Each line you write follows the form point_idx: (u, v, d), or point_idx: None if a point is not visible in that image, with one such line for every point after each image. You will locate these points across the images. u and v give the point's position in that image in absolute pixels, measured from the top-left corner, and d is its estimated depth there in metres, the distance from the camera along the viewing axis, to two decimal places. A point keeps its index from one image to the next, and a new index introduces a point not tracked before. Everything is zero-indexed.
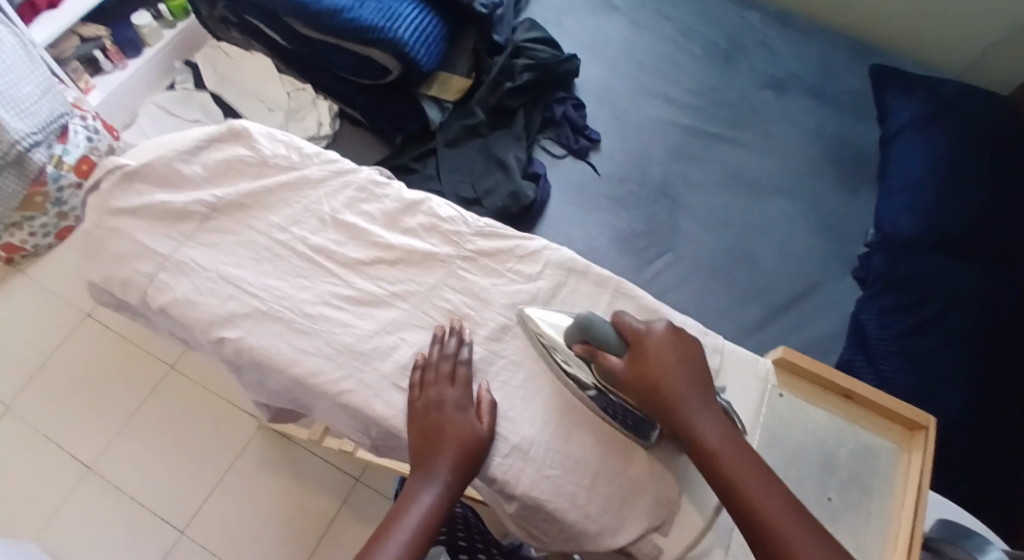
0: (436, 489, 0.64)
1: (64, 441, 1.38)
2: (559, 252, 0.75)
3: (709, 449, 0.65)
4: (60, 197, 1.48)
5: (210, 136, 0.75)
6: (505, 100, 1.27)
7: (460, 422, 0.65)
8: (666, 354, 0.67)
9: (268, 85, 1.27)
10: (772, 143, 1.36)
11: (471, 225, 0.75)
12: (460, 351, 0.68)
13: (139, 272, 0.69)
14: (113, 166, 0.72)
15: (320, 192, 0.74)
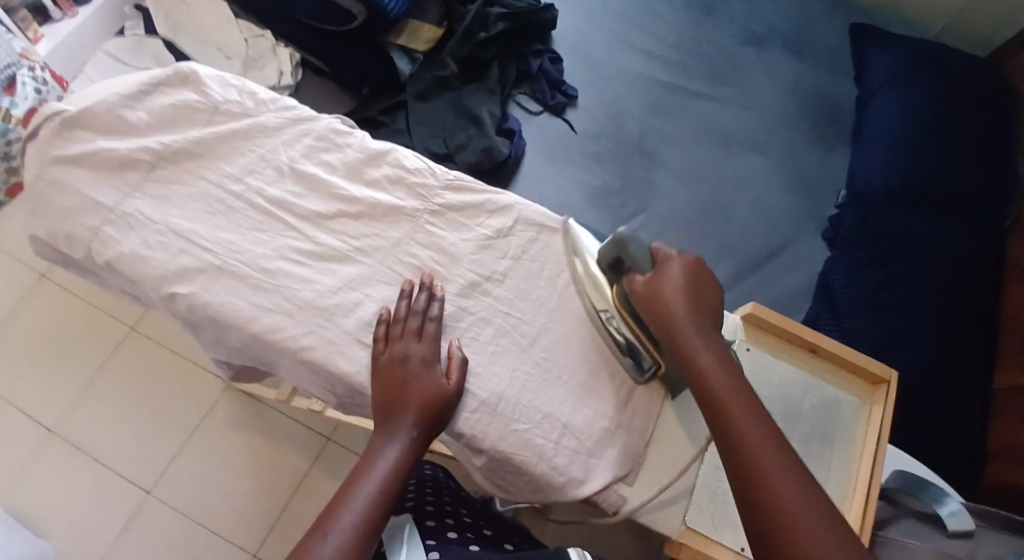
0: (399, 444, 0.61)
1: (22, 404, 1.33)
2: (532, 207, 0.72)
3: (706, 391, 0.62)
4: (10, 152, 1.42)
5: (154, 79, 0.69)
6: (477, 52, 1.23)
7: (431, 378, 0.63)
8: (682, 284, 0.65)
9: (226, 31, 1.17)
10: (749, 100, 1.34)
11: (439, 176, 0.72)
12: (430, 308, 0.65)
13: (81, 225, 0.64)
14: (51, 112, 0.66)
15: (276, 140, 0.70)
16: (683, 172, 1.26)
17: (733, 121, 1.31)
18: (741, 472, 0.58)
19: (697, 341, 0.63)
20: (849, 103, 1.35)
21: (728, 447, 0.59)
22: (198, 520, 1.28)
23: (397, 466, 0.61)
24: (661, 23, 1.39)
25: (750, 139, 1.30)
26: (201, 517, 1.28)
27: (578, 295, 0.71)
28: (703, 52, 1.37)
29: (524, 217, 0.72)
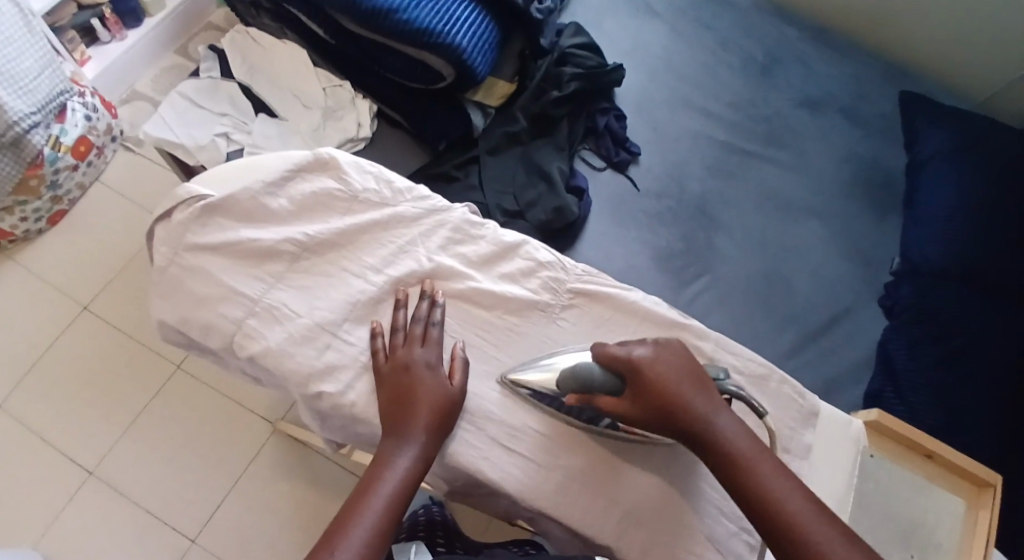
0: (411, 451, 0.65)
1: (64, 443, 1.36)
2: (659, 308, 0.75)
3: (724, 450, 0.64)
4: (56, 180, 1.42)
5: (295, 165, 0.73)
6: (549, 109, 1.24)
7: (433, 376, 0.68)
8: (668, 379, 0.65)
9: (304, 77, 1.19)
10: (809, 165, 1.30)
11: (573, 272, 0.76)
12: (432, 313, 0.71)
13: (222, 317, 0.68)
14: (194, 199, 0.70)
15: (414, 231, 0.74)
16: (745, 238, 1.23)
17: (791, 185, 1.28)
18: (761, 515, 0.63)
19: (703, 421, 0.65)
20: (900, 173, 1.31)
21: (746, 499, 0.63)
22: None
23: (409, 470, 0.65)
24: (721, 85, 1.38)
25: (813, 206, 1.27)
26: None
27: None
28: (761, 114, 1.35)
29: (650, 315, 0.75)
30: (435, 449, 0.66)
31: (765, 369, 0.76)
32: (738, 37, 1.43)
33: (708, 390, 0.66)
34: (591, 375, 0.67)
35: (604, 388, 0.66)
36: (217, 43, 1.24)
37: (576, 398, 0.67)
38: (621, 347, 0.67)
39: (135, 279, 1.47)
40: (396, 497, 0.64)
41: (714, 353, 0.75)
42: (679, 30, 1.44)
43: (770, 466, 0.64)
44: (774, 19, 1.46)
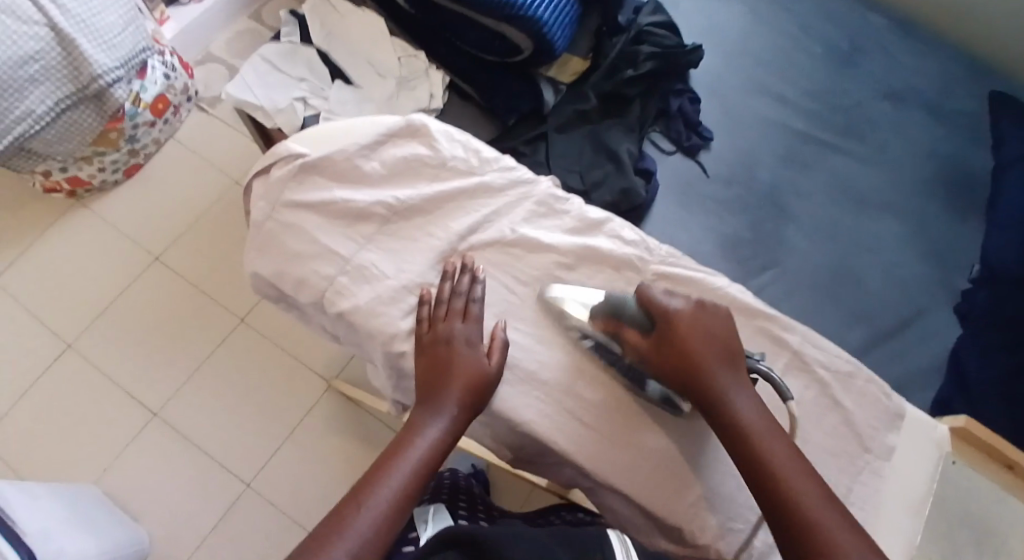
0: (441, 424, 0.67)
1: (131, 388, 1.42)
2: (743, 296, 0.76)
3: (740, 423, 0.65)
4: (134, 134, 1.49)
5: (389, 131, 0.78)
6: (621, 88, 1.24)
7: (471, 353, 0.69)
8: (698, 334, 0.67)
9: (380, 47, 1.20)
10: (887, 160, 1.27)
11: (657, 253, 0.77)
12: (473, 290, 0.72)
13: (315, 272, 0.73)
14: (294, 157, 0.76)
15: (500, 201, 0.77)
16: (816, 229, 1.21)
17: (867, 179, 1.26)
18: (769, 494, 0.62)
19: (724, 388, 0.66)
20: (983, 171, 1.27)
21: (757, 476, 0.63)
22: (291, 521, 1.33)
23: (435, 443, 0.66)
24: (800, 72, 1.35)
25: (889, 202, 1.24)
26: (296, 517, 1.34)
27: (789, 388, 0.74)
28: (839, 104, 1.32)
29: (735, 304, 0.76)
30: (462, 425, 0.67)
31: (851, 366, 0.75)
32: (820, 23, 1.40)
33: (736, 360, 0.67)
34: (628, 305, 0.69)
35: (633, 322, 0.69)
36: (301, 8, 1.25)
37: (606, 327, 0.69)
38: (658, 290, 0.70)
39: (204, 233, 1.54)
40: (419, 467, 0.65)
41: (794, 349, 0.75)
42: (760, 13, 1.41)
43: (784, 445, 0.64)
44: (858, 7, 1.42)
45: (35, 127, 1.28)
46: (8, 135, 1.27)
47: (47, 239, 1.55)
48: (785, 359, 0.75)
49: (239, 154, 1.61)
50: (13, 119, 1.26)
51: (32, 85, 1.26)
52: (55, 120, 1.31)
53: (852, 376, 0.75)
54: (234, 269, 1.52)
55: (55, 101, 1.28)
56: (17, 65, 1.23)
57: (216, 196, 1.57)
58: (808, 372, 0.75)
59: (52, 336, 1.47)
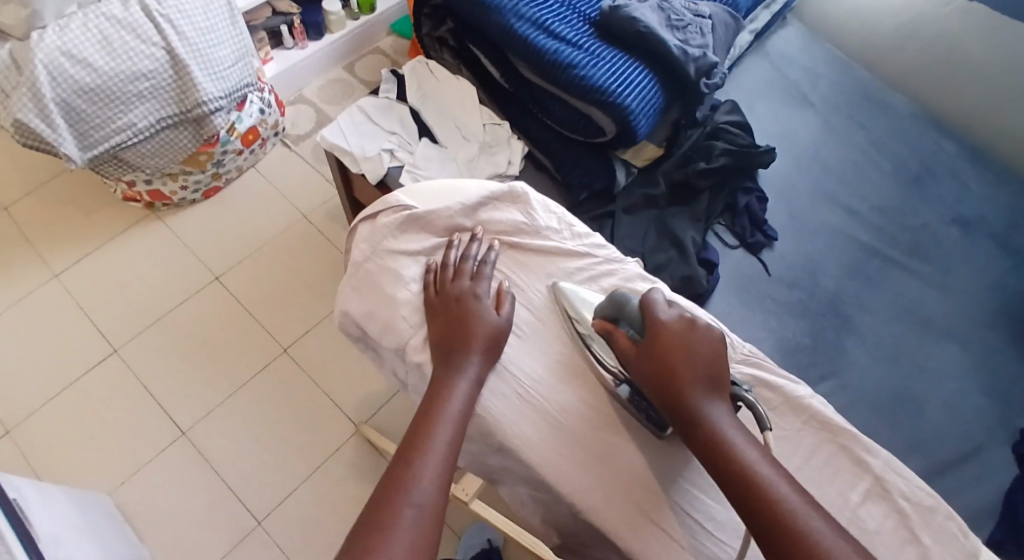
0: (472, 375, 0.78)
1: (166, 400, 1.45)
2: (825, 410, 0.81)
3: (723, 442, 0.70)
4: (222, 160, 1.57)
5: (491, 195, 0.89)
6: (692, 179, 1.26)
7: (481, 303, 0.82)
8: (682, 350, 0.75)
9: (467, 112, 1.27)
10: (952, 285, 1.27)
11: (739, 351, 0.83)
12: (485, 255, 0.86)
13: (402, 319, 0.83)
14: (402, 208, 0.87)
15: (584, 273, 0.87)
16: (876, 346, 1.21)
17: (929, 302, 1.25)
18: (750, 499, 0.67)
19: (704, 406, 0.72)
20: None
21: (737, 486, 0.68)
22: None
23: (469, 388, 0.77)
24: (871, 188, 1.37)
25: (951, 328, 1.23)
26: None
27: (870, 515, 0.77)
28: (907, 224, 1.33)
29: (816, 416, 0.80)
30: (487, 369, 0.79)
31: (933, 501, 0.76)
32: (896, 144, 1.43)
33: (716, 376, 0.74)
34: (629, 300, 0.79)
35: (629, 326, 0.78)
36: (401, 68, 1.34)
37: (602, 324, 0.79)
38: (661, 301, 0.79)
39: (265, 261, 1.59)
40: (462, 409, 0.75)
41: (872, 484, 0.78)
42: (833, 124, 1.45)
43: (765, 456, 0.70)
44: (934, 131, 1.45)
45: (133, 139, 1.36)
46: (103, 143, 1.34)
47: (115, 245, 1.61)
48: (866, 484, 0.78)
49: (312, 191, 1.68)
50: (112, 130, 1.34)
51: (138, 101, 1.34)
52: (153, 135, 1.39)
53: (931, 510, 0.76)
54: (288, 299, 1.56)
55: (157, 118, 1.37)
56: (128, 80, 1.31)
57: (284, 227, 1.63)
58: (889, 501, 0.77)
59: (102, 339, 1.51)
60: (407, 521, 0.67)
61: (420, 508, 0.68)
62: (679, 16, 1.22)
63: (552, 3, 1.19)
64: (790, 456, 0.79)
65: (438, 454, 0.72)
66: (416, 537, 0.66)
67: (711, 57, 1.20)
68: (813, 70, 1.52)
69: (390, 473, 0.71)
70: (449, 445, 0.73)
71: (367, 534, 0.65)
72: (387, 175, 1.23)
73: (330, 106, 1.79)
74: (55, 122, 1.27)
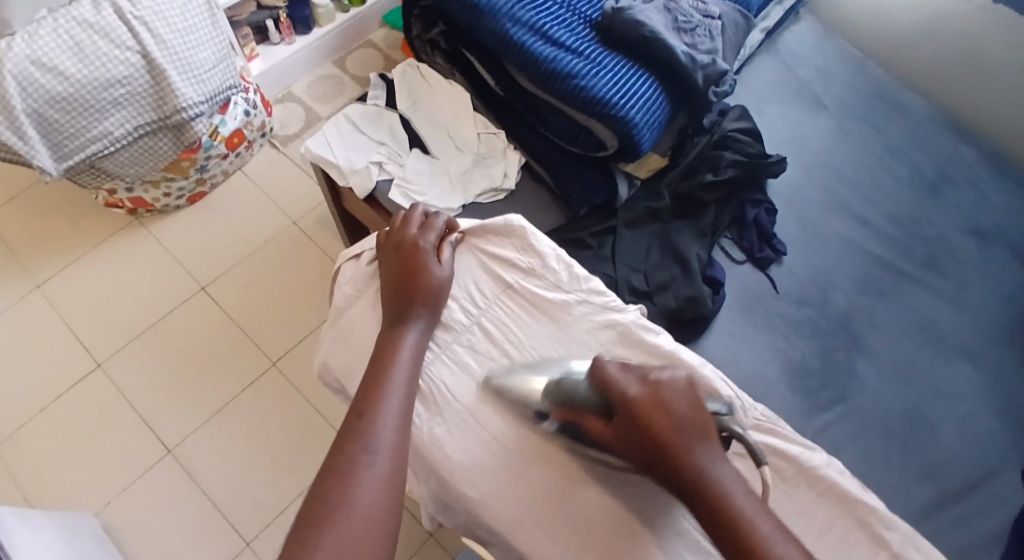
0: (416, 326, 0.84)
1: (152, 417, 1.40)
2: (841, 480, 0.79)
3: (713, 508, 0.67)
4: (206, 165, 1.51)
5: (490, 230, 0.94)
6: (698, 192, 1.19)
7: (427, 256, 0.90)
8: (659, 427, 0.69)
9: (461, 120, 1.21)
10: (968, 300, 1.21)
11: (749, 416, 0.82)
12: (435, 219, 0.95)
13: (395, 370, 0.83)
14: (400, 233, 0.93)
15: (577, 316, 0.88)
16: (890, 367, 1.14)
17: (944, 318, 1.19)
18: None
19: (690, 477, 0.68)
20: None
21: (735, 551, 0.66)
22: None
23: (415, 337, 0.84)
24: (884, 195, 1.30)
25: (968, 347, 1.17)
26: None
27: None
28: (922, 234, 1.27)
29: (832, 486, 0.79)
30: (431, 319, 0.86)
31: None
32: (910, 148, 1.36)
33: (696, 436, 0.69)
34: (577, 386, 0.74)
35: (590, 408, 0.73)
36: (390, 73, 1.27)
37: (561, 414, 0.75)
38: (614, 368, 0.73)
39: (253, 269, 1.54)
40: (409, 356, 0.82)
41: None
42: (845, 127, 1.38)
43: (758, 507, 0.67)
44: (950, 135, 1.38)
45: (110, 147, 1.30)
46: (79, 153, 1.28)
47: (99, 252, 1.55)
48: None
49: (302, 194, 1.62)
50: (88, 138, 1.27)
51: (114, 109, 1.27)
52: (131, 143, 1.32)
53: None
54: (278, 310, 1.50)
55: (134, 125, 1.30)
56: (102, 88, 1.24)
57: (272, 234, 1.58)
58: None
59: (85, 352, 1.46)
60: (367, 465, 0.72)
61: (376, 454, 0.73)
62: (688, 17, 1.14)
63: (550, 5, 1.12)
64: (804, 531, 0.78)
65: (394, 403, 0.78)
66: (379, 481, 0.71)
67: (721, 64, 1.11)
68: (824, 68, 1.45)
69: (347, 425, 0.76)
70: (394, 389, 0.79)
71: (335, 489, 0.70)
72: (375, 189, 1.17)
73: (320, 105, 1.73)
74: (28, 134, 1.21)
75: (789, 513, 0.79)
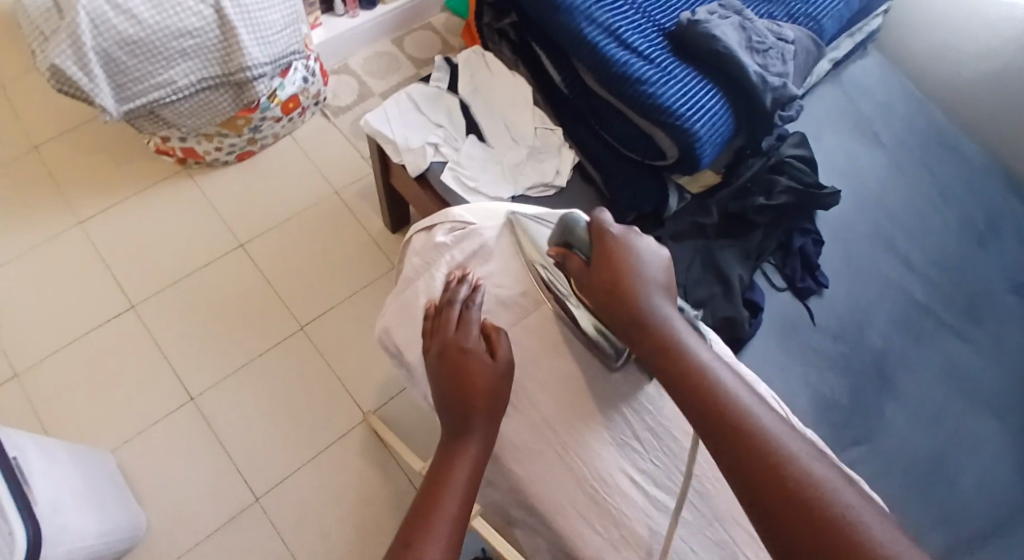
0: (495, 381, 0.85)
1: (176, 364, 1.42)
2: None
3: (663, 338, 0.78)
4: (259, 125, 1.53)
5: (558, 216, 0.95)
6: (748, 213, 1.19)
7: (475, 348, 0.84)
8: (626, 263, 0.83)
9: (519, 112, 1.22)
10: (1003, 356, 1.20)
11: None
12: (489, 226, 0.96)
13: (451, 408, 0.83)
14: (464, 223, 0.96)
15: None
16: (918, 412, 1.13)
17: (977, 371, 1.18)
18: (683, 384, 0.74)
19: (641, 311, 0.80)
20: None
21: (678, 376, 0.75)
22: (286, 548, 1.28)
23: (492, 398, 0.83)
24: (932, 240, 1.29)
25: (998, 404, 1.15)
26: (292, 543, 1.29)
27: None
28: (965, 284, 1.25)
29: None
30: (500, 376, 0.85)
31: None
32: (962, 197, 1.34)
33: (658, 288, 0.82)
34: (577, 224, 0.87)
35: (579, 250, 0.86)
36: (455, 58, 1.29)
37: (559, 251, 0.88)
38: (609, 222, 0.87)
39: (293, 233, 1.55)
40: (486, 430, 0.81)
41: None
42: (901, 166, 1.36)
43: (704, 352, 0.77)
44: (1002, 189, 1.36)
45: (172, 96, 1.32)
46: (141, 97, 1.30)
47: (143, 197, 1.57)
48: None
49: (347, 166, 1.63)
50: (152, 84, 1.29)
51: (181, 58, 1.29)
52: (192, 95, 1.34)
53: None
54: (310, 276, 1.51)
55: (198, 77, 1.32)
56: (172, 36, 1.26)
57: (314, 201, 1.59)
58: None
59: (119, 293, 1.47)
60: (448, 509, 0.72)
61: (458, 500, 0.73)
62: (762, 38, 1.13)
63: (626, 9, 1.12)
64: None
65: (471, 456, 0.78)
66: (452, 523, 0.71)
67: (791, 89, 1.11)
68: (887, 105, 1.43)
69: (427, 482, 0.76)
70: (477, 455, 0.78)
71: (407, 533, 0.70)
72: (428, 170, 1.19)
73: (374, 81, 1.74)
74: (94, 72, 1.23)
75: None
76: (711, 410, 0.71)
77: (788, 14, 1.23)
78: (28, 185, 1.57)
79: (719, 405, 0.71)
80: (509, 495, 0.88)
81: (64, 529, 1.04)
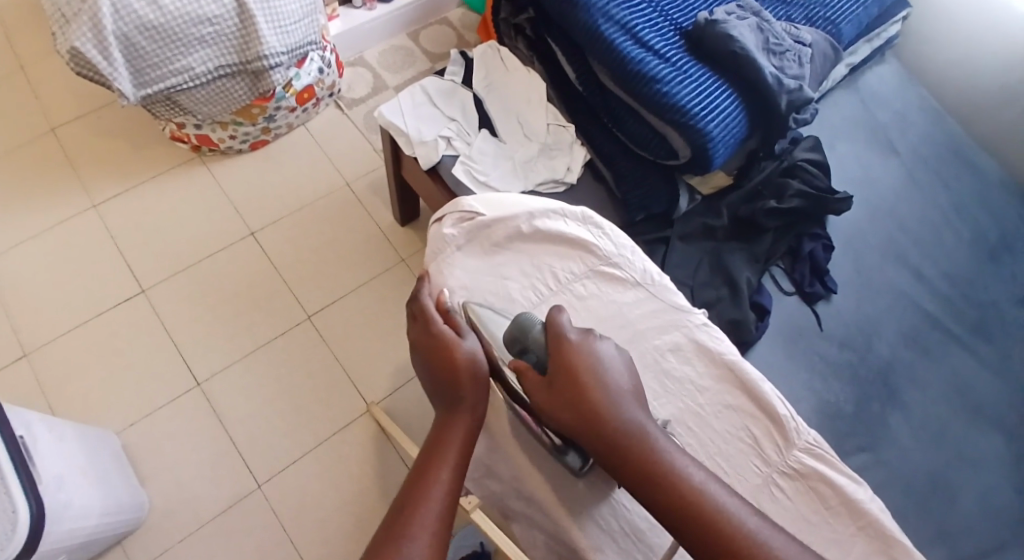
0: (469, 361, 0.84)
1: (184, 348, 1.43)
2: (885, 520, 0.83)
3: (637, 451, 0.73)
4: (274, 115, 1.54)
5: (561, 209, 0.94)
6: (759, 216, 1.19)
7: (439, 329, 0.85)
8: (590, 368, 0.77)
9: (532, 108, 1.22)
10: (1010, 371, 1.19)
11: (803, 439, 0.86)
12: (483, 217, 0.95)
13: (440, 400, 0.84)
14: (470, 212, 0.95)
15: (631, 304, 0.91)
16: (922, 424, 1.12)
17: (984, 384, 1.17)
18: (669, 501, 0.71)
19: (615, 422, 0.75)
20: None
21: (663, 494, 0.72)
22: (286, 536, 1.29)
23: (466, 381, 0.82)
24: (943, 251, 1.28)
25: (1004, 419, 1.15)
26: (292, 531, 1.29)
27: None
28: (976, 297, 1.24)
29: (873, 526, 0.83)
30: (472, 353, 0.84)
31: None
32: (974, 209, 1.33)
33: (624, 387, 0.77)
34: (532, 328, 0.81)
35: (536, 356, 0.80)
36: (471, 52, 1.29)
37: (515, 364, 0.79)
38: (564, 320, 0.80)
39: (303, 222, 1.56)
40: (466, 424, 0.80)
41: None
42: (915, 176, 1.35)
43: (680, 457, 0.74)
44: (1014, 203, 1.35)
45: (189, 83, 1.33)
46: (159, 83, 1.31)
47: (158, 183, 1.59)
48: None
49: (359, 158, 1.64)
50: (170, 71, 1.30)
51: (200, 46, 1.30)
52: (209, 82, 1.35)
53: None
54: (319, 266, 1.52)
55: (216, 65, 1.33)
56: (192, 23, 1.27)
57: (325, 191, 1.60)
58: None
59: (131, 276, 1.49)
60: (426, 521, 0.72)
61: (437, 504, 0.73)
62: (779, 40, 1.13)
63: (643, 7, 1.12)
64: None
65: (451, 457, 0.77)
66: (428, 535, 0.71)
67: (807, 92, 1.10)
68: (903, 113, 1.42)
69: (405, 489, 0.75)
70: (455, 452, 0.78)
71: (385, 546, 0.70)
72: (440, 163, 1.19)
73: (388, 74, 1.75)
74: (113, 57, 1.24)
75: (829, 543, 0.83)
76: (705, 530, 0.69)
77: (806, 17, 1.23)
78: (44, 166, 1.58)
79: (714, 525, 0.69)
80: (509, 485, 0.89)
81: (67, 508, 1.05)
